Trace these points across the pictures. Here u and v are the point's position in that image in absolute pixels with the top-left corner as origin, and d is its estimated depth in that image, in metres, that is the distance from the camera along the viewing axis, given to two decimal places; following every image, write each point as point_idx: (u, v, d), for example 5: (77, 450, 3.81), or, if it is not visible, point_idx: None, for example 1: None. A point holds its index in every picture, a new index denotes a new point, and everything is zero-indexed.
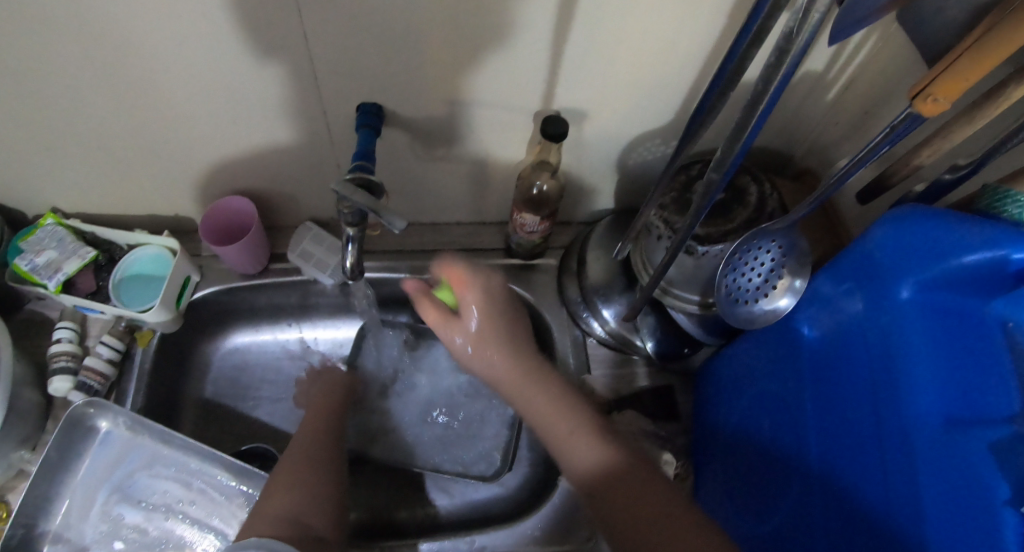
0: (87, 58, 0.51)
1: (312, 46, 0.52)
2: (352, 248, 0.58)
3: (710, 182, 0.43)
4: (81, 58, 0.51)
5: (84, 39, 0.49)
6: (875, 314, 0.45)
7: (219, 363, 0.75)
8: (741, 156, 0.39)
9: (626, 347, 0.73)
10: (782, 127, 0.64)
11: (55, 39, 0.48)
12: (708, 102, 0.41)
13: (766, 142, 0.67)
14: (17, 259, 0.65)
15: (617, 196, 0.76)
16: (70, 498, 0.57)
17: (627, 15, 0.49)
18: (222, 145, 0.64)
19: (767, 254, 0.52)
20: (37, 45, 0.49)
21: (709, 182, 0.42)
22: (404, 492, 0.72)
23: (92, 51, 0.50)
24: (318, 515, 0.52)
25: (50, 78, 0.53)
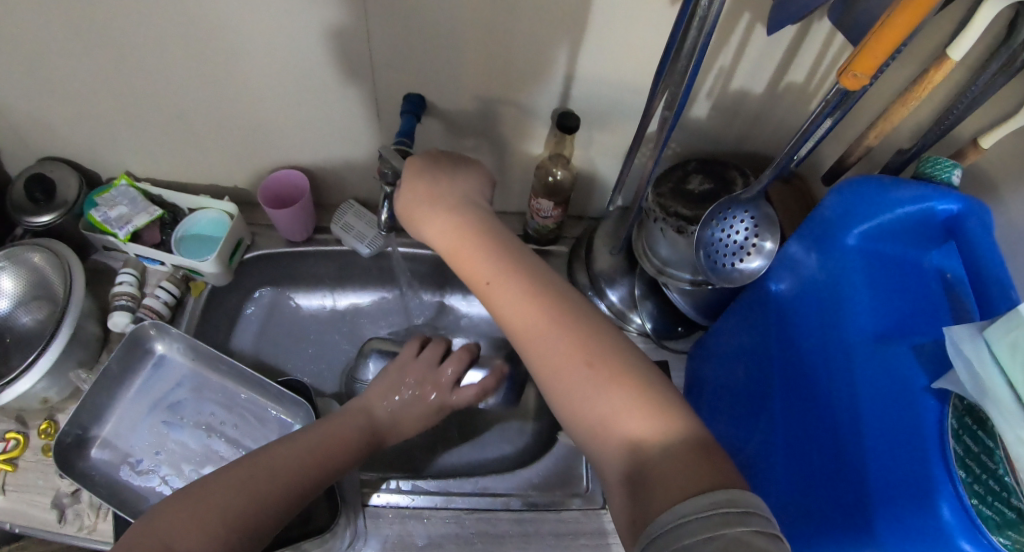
0: (184, 46, 0.64)
1: (375, 41, 0.64)
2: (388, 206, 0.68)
3: (665, 120, 0.53)
4: (181, 42, 0.64)
5: (187, 24, 0.62)
6: (828, 264, 0.55)
7: (259, 322, 0.84)
8: (687, 97, 0.51)
9: (628, 325, 0.79)
10: (774, 132, 0.76)
11: (162, 28, 0.62)
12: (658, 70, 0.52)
13: (762, 146, 0.79)
14: (93, 211, 0.79)
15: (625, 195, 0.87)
16: (122, 413, 0.68)
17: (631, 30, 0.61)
18: (287, 124, 0.76)
19: (741, 223, 0.62)
20: (147, 33, 0.63)
21: (663, 119, 0.53)
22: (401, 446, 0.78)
23: (188, 40, 0.64)
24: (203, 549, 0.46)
25: (151, 60, 0.67)
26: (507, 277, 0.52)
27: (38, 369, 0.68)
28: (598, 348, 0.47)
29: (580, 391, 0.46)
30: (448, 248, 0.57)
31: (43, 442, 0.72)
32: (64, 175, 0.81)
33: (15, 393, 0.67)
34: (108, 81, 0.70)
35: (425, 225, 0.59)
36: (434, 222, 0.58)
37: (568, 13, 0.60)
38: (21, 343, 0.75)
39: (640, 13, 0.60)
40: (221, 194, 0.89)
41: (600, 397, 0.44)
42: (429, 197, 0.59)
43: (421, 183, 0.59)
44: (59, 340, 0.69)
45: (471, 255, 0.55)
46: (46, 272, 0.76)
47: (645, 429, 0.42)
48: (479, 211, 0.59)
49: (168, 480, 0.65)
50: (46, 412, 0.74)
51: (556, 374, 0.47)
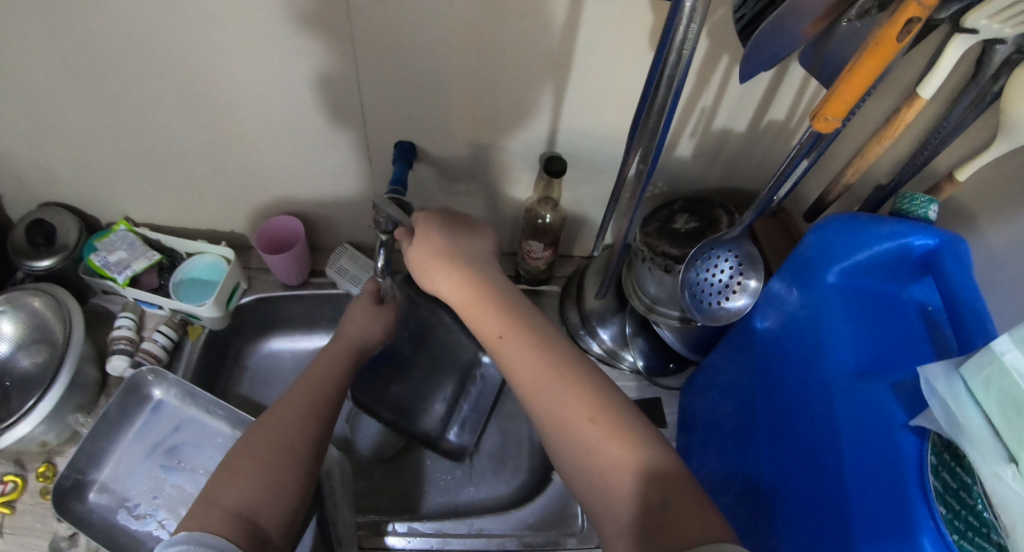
0: (183, 96, 0.68)
1: (368, 90, 0.67)
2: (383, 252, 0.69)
3: (640, 172, 0.55)
4: (181, 88, 0.67)
5: (185, 71, 0.64)
6: (809, 301, 0.56)
7: (256, 365, 0.85)
8: (661, 149, 0.52)
9: (620, 363, 0.80)
10: (759, 167, 0.78)
11: (164, 81, 0.65)
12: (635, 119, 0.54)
13: (747, 181, 0.80)
14: (93, 256, 0.80)
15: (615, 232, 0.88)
16: (120, 457, 0.69)
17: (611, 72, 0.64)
18: (284, 168, 0.78)
19: (727, 263, 0.63)
20: (150, 85, 0.66)
21: (639, 171, 0.55)
22: (394, 488, 0.79)
23: (188, 91, 0.67)
24: (268, 517, 0.48)
25: (152, 111, 0.70)
26: (518, 331, 0.53)
27: (37, 415, 0.69)
28: (598, 399, 0.47)
29: (579, 441, 0.46)
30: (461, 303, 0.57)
31: (41, 485, 0.74)
32: (64, 220, 0.83)
33: (13, 436, 0.68)
34: (111, 126, 0.73)
35: (435, 278, 0.59)
36: (444, 276, 0.58)
37: (552, 61, 0.63)
38: (23, 387, 0.76)
39: (620, 58, 0.63)
40: (220, 236, 0.91)
41: (603, 448, 0.45)
42: (444, 251, 0.60)
43: (432, 232, 0.61)
44: (59, 383, 0.71)
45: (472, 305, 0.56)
46: (47, 317, 0.77)
47: (650, 474, 0.43)
48: (486, 268, 0.60)
49: (166, 525, 0.66)
50: (45, 455, 0.75)
51: (564, 426, 0.47)
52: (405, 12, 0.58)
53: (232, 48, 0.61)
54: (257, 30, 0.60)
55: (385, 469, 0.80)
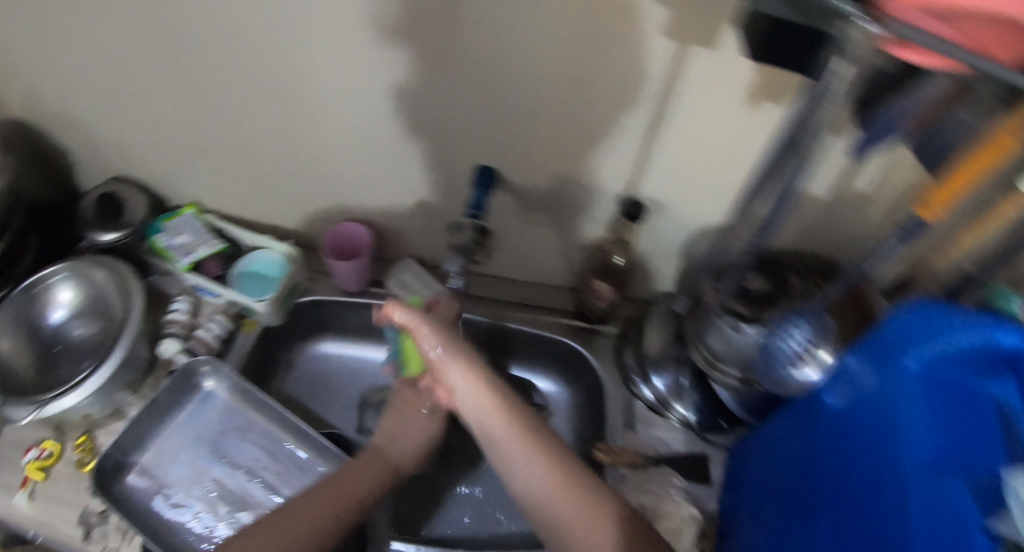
0: (278, 92, 0.68)
1: (460, 110, 0.67)
2: None
3: None
4: (273, 85, 0.68)
5: (281, 69, 0.66)
6: (887, 384, 0.54)
7: (303, 366, 0.84)
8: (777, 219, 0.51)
9: (670, 414, 0.78)
10: (834, 235, 0.77)
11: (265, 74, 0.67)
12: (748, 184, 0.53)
13: (820, 247, 0.80)
14: (159, 236, 0.81)
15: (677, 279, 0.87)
16: (163, 443, 0.69)
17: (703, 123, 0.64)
18: (357, 173, 0.78)
19: (798, 336, 0.64)
20: (251, 77, 0.67)
21: None
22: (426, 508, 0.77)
23: (285, 87, 0.68)
24: None
25: (246, 101, 0.71)
26: (518, 420, 0.61)
27: (86, 388, 0.69)
28: (590, 486, 0.56)
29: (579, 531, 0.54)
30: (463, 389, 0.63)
31: (78, 455, 0.75)
32: (134, 196, 0.84)
33: (61, 407, 0.69)
34: (203, 111, 0.74)
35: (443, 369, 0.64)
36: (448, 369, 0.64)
37: (651, 106, 0.63)
38: (75, 354, 0.77)
39: (718, 112, 0.63)
40: (281, 230, 0.92)
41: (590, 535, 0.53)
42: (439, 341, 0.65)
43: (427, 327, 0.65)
44: (112, 360, 0.71)
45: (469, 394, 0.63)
46: (107, 291, 0.77)
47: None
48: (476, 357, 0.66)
49: (201, 518, 0.64)
50: (86, 426, 0.76)
51: (555, 507, 0.56)
52: (507, 39, 0.58)
53: (331, 52, 0.63)
54: (360, 39, 0.61)
55: (421, 487, 0.79)
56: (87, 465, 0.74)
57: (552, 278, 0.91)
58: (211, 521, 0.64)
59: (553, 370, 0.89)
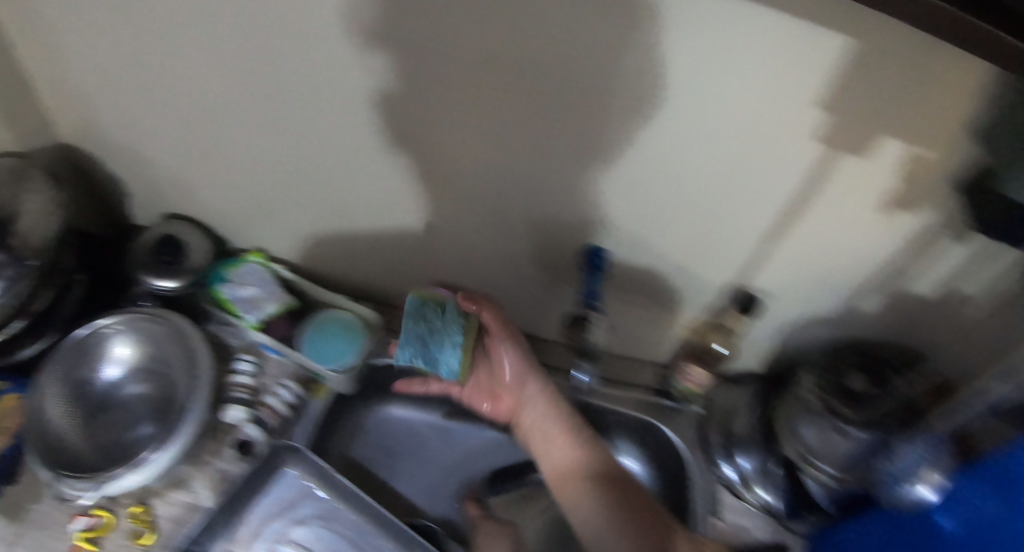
0: (379, 146, 0.63)
1: (574, 190, 0.62)
2: None
3: None
4: (372, 145, 0.63)
5: (385, 132, 0.62)
6: (1012, 518, 0.57)
7: (372, 429, 0.80)
8: None
9: (750, 496, 0.76)
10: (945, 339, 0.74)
11: (367, 128, 0.62)
12: None
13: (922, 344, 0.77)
14: (222, 287, 0.76)
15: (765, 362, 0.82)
16: (244, 530, 0.64)
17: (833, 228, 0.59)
18: (442, 235, 0.74)
19: (917, 448, 0.62)
20: (350, 129, 0.62)
21: None
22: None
23: (386, 141, 0.62)
24: None
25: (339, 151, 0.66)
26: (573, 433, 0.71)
27: (152, 465, 0.64)
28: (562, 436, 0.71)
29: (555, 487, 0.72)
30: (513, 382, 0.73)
31: (132, 526, 0.67)
32: (194, 238, 0.78)
33: (122, 484, 0.63)
34: (290, 157, 0.69)
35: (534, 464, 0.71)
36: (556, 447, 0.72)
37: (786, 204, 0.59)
38: (127, 416, 0.72)
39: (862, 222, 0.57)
40: (348, 279, 0.86)
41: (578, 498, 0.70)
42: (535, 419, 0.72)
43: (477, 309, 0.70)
44: (181, 434, 0.66)
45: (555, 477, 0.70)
46: (169, 349, 0.72)
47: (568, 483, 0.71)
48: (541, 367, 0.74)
49: None
50: (140, 495, 0.69)
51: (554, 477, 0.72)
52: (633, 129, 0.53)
53: (441, 117, 0.57)
54: (477, 109, 0.55)
55: None
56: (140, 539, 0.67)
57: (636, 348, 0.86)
58: None
59: (630, 443, 0.85)
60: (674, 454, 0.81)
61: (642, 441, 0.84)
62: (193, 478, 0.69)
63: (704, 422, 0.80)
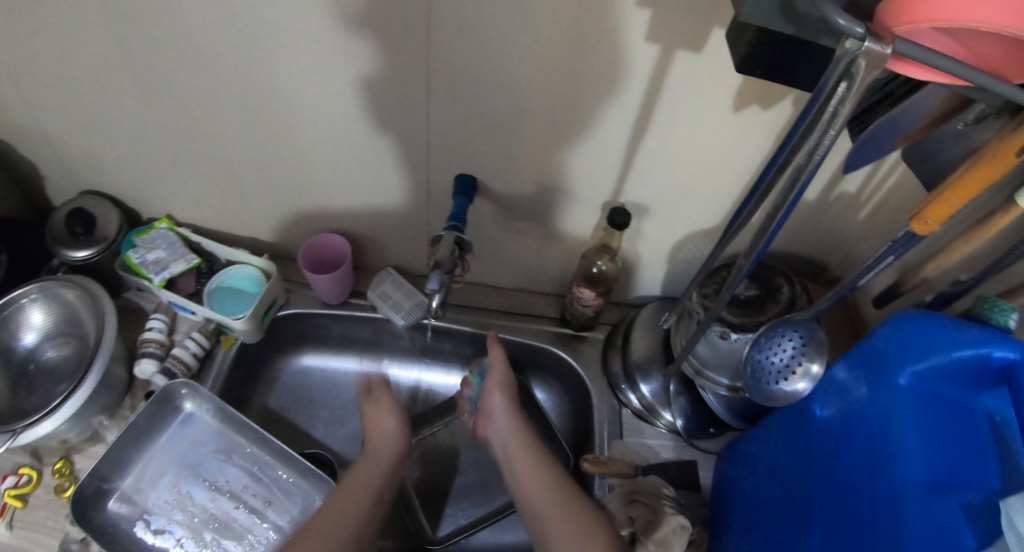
0: (248, 97, 0.66)
1: (434, 120, 0.67)
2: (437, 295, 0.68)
3: (740, 268, 0.53)
4: (242, 98, 0.67)
5: (250, 84, 0.65)
6: (877, 397, 0.54)
7: (286, 380, 0.84)
8: (764, 251, 0.51)
9: (658, 420, 0.78)
10: (816, 239, 0.78)
11: (233, 83, 0.65)
12: (749, 206, 0.51)
13: (801, 249, 0.81)
14: (131, 252, 0.78)
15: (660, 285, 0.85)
16: (144, 467, 0.65)
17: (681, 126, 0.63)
18: (331, 186, 0.78)
19: (790, 341, 0.62)
20: (218, 86, 0.66)
21: (738, 267, 0.53)
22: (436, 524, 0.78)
23: (252, 91, 0.65)
24: None
25: (216, 109, 0.69)
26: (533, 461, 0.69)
27: (63, 411, 0.65)
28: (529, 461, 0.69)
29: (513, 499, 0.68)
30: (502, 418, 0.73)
31: (57, 481, 0.67)
32: (106, 211, 0.81)
33: (36, 433, 0.64)
34: (175, 125, 0.72)
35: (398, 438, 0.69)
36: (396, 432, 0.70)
37: (633, 113, 0.63)
38: (50, 379, 0.74)
39: (700, 116, 0.61)
40: (260, 244, 0.90)
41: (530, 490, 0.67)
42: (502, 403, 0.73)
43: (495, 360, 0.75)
44: (88, 382, 0.67)
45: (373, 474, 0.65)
46: (81, 311, 0.74)
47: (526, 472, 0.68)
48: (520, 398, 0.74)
49: (183, 544, 0.62)
50: (64, 451, 0.69)
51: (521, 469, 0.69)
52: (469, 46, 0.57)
53: (321, 64, 0.61)
54: (353, 51, 0.59)
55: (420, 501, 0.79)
56: (66, 492, 0.67)
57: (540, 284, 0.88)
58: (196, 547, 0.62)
59: (539, 377, 0.88)
60: (581, 383, 0.83)
61: (551, 374, 0.87)
62: (110, 430, 0.71)
63: (607, 349, 0.83)
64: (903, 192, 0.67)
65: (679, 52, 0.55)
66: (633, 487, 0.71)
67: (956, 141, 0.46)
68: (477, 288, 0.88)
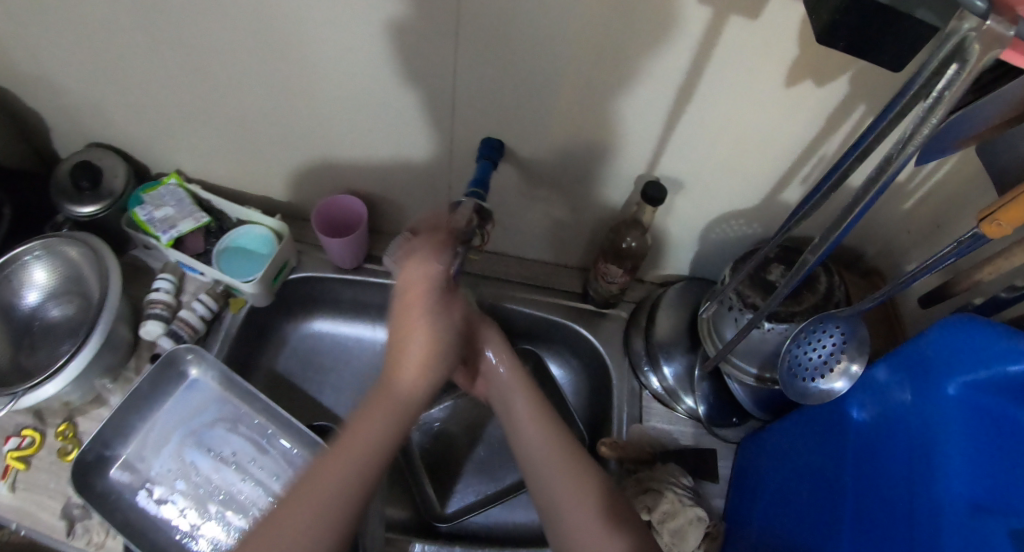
0: (259, 44, 0.61)
1: (461, 78, 0.61)
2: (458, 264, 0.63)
3: (804, 263, 0.49)
4: (253, 46, 0.62)
5: (262, 33, 0.60)
6: (922, 407, 0.51)
7: (296, 343, 0.82)
8: (837, 244, 0.45)
9: (677, 405, 0.75)
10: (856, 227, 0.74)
11: (245, 29, 0.60)
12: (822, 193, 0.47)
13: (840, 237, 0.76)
14: (138, 209, 0.75)
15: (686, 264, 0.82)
16: (147, 434, 0.64)
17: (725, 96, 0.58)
18: (348, 143, 0.73)
19: (830, 337, 0.59)
20: (228, 32, 0.61)
21: (802, 262, 0.48)
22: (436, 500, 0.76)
23: (265, 38, 0.60)
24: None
25: (225, 57, 0.64)
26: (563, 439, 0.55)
27: (66, 374, 0.63)
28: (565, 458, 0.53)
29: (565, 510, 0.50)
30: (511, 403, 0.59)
31: (60, 444, 0.66)
32: (114, 165, 0.77)
33: (39, 396, 0.63)
34: (181, 73, 0.67)
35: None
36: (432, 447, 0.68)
37: (676, 80, 0.58)
38: (50, 337, 0.71)
39: (750, 86, 0.57)
40: (270, 203, 0.86)
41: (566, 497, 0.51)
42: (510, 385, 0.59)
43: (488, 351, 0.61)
44: (91, 345, 0.65)
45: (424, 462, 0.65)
46: (83, 268, 0.71)
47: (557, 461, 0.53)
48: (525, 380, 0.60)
49: (185, 515, 0.61)
50: (67, 412, 0.68)
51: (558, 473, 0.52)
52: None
53: (340, 10, 0.56)
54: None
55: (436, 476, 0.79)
56: (69, 455, 0.65)
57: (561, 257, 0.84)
58: (196, 518, 0.61)
59: (556, 353, 0.86)
60: (601, 363, 0.80)
61: (569, 351, 0.84)
62: (114, 394, 0.70)
63: (629, 326, 0.80)
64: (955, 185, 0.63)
65: (732, 19, 0.51)
66: (650, 473, 0.69)
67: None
68: (495, 259, 0.84)
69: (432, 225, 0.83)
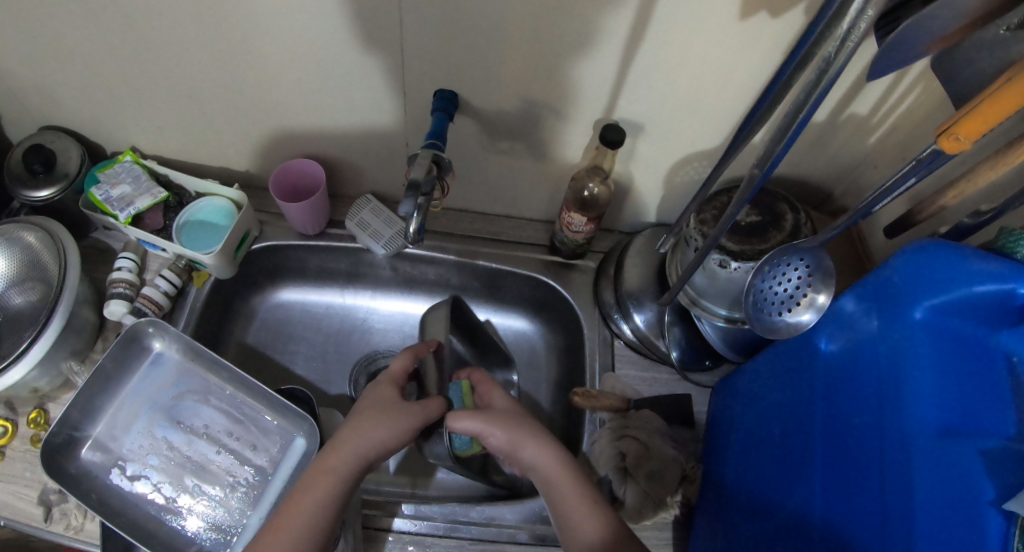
0: (192, 10, 0.58)
1: (406, 30, 0.59)
2: (406, 209, 0.57)
3: (751, 178, 0.46)
4: (187, 13, 0.59)
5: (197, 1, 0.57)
6: (890, 334, 0.49)
7: (265, 315, 0.82)
8: (783, 157, 0.42)
9: (650, 351, 0.75)
10: (824, 165, 0.72)
11: None
12: (761, 114, 0.45)
13: (809, 176, 0.74)
14: (94, 189, 0.72)
15: (653, 210, 0.81)
16: (116, 412, 0.64)
17: (681, 34, 0.56)
18: (298, 110, 0.71)
19: (795, 271, 0.57)
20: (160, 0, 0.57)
21: (750, 177, 0.45)
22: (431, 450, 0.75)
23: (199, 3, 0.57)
24: None
25: (160, 27, 0.61)
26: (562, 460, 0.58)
27: (32, 356, 0.62)
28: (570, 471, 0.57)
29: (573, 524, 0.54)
30: (515, 443, 0.59)
31: (33, 431, 0.66)
32: (67, 147, 0.73)
33: (5, 382, 0.61)
34: (115, 47, 0.64)
35: (366, 427, 0.56)
36: (373, 424, 0.56)
37: (628, 16, 0.55)
38: (13, 326, 0.67)
39: (704, 19, 0.54)
40: (227, 177, 0.84)
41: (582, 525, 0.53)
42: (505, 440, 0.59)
43: (498, 397, 0.65)
44: (53, 325, 0.63)
45: (347, 458, 0.54)
46: (39, 248, 0.69)
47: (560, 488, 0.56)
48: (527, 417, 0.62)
49: (160, 489, 0.61)
50: (37, 400, 0.67)
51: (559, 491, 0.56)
52: None
53: None
54: None
55: (420, 461, 0.76)
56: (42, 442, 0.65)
57: (527, 212, 0.83)
58: (172, 491, 0.61)
59: (527, 309, 0.86)
60: (572, 315, 0.80)
61: (540, 305, 0.84)
62: (82, 376, 0.69)
63: (599, 276, 0.80)
64: (919, 114, 0.61)
65: None
66: (623, 421, 0.69)
67: (992, 53, 0.41)
68: (457, 216, 0.83)
69: (393, 187, 0.82)
